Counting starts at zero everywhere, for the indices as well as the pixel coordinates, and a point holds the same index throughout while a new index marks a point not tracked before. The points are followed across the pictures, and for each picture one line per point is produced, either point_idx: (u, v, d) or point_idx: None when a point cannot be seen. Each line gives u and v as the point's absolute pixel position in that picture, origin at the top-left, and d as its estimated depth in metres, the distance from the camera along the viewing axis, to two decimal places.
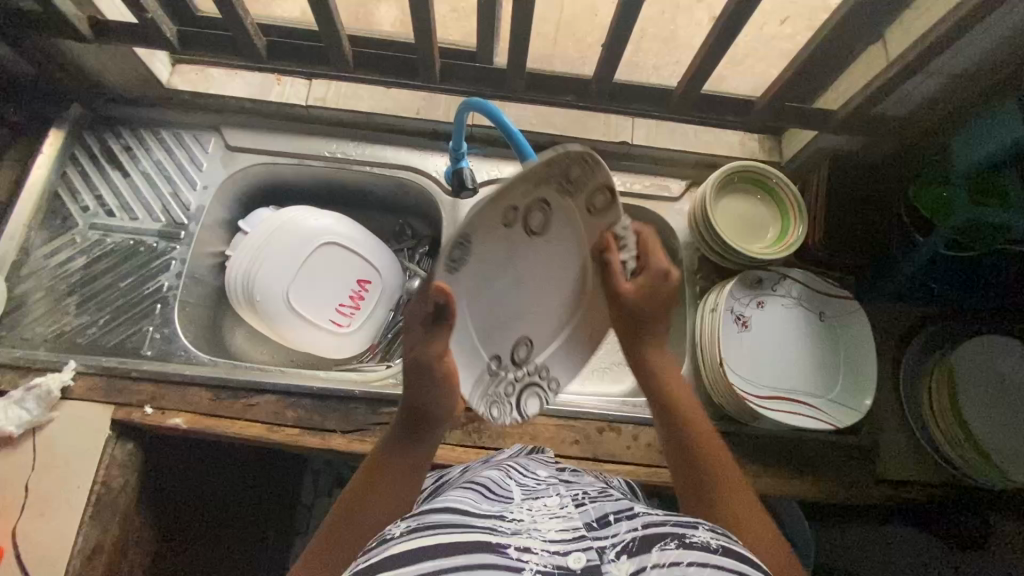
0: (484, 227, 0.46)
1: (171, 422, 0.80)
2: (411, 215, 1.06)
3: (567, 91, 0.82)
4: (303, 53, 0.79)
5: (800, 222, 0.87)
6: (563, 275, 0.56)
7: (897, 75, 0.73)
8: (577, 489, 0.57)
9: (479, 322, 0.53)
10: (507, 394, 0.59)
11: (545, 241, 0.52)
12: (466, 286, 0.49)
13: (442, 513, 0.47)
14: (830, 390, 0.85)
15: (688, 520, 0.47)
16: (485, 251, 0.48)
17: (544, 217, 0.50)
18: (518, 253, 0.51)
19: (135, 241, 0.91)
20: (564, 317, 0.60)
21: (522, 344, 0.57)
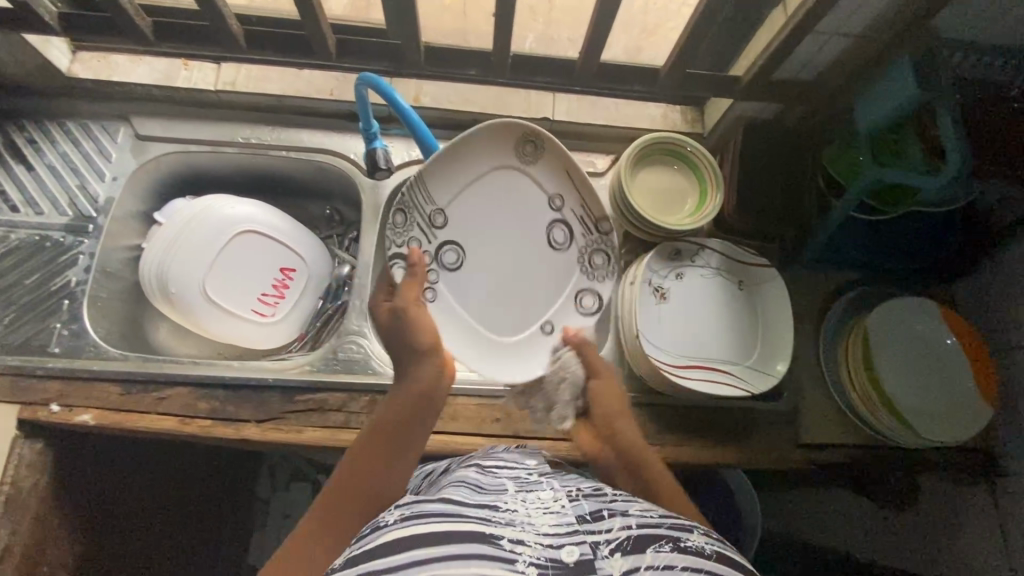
0: (569, 197, 0.84)
1: (78, 419, 0.78)
2: (338, 200, 1.05)
3: (470, 65, 0.81)
4: (192, 32, 0.76)
5: (717, 192, 0.86)
6: (508, 279, 0.83)
7: (791, 38, 0.72)
8: (570, 484, 0.60)
9: (490, 194, 0.82)
10: (417, 210, 0.80)
11: (566, 202, 0.84)
12: (553, 173, 0.83)
13: (435, 505, 0.50)
14: (748, 356, 0.86)
15: (684, 525, 0.52)
16: (557, 180, 0.84)
17: (561, 231, 0.85)
18: (548, 184, 0.84)
19: (41, 237, 0.88)
20: (512, 244, 0.83)
21: (557, 196, 0.84)
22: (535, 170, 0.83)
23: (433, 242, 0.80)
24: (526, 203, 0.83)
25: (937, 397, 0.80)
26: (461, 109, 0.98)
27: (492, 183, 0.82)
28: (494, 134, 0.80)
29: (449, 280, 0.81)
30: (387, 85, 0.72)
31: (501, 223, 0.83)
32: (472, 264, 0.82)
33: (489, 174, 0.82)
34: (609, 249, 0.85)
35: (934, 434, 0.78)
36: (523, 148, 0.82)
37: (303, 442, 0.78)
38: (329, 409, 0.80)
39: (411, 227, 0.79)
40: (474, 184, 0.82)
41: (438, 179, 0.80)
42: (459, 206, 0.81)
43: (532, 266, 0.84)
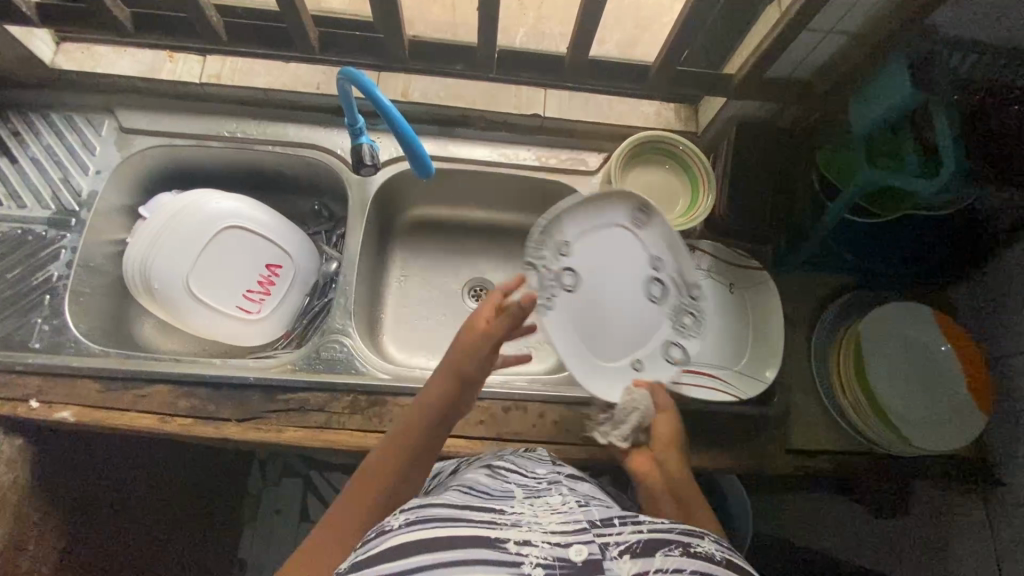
0: (678, 255, 0.80)
1: (58, 416, 0.77)
2: (327, 195, 1.03)
3: (456, 60, 0.79)
4: (172, 24, 0.74)
5: (709, 193, 0.84)
6: (608, 321, 0.77)
7: (785, 35, 0.70)
8: (578, 491, 0.60)
9: (605, 241, 0.79)
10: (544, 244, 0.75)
11: (673, 267, 0.80)
12: (669, 237, 0.79)
13: (440, 508, 0.50)
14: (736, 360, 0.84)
15: (694, 530, 0.52)
16: (670, 241, 0.79)
17: (658, 287, 0.80)
18: (658, 244, 0.80)
19: (22, 231, 0.87)
20: (621, 292, 0.79)
21: (658, 257, 0.80)
22: (648, 237, 0.79)
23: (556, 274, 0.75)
24: (635, 258, 0.79)
25: (928, 404, 0.78)
26: (451, 104, 0.97)
27: (610, 235, 0.79)
28: (616, 196, 0.78)
29: (560, 312, 0.74)
30: (368, 81, 0.71)
31: (609, 271, 0.79)
32: (586, 296, 0.77)
33: (604, 226, 0.79)
34: (697, 309, 0.82)
35: (926, 442, 0.77)
36: (635, 214, 0.79)
37: (283, 442, 0.77)
38: (310, 408, 0.79)
39: (541, 254, 0.74)
40: (600, 232, 0.78)
41: (570, 213, 0.76)
42: (580, 242, 0.77)
43: (635, 323, 0.78)
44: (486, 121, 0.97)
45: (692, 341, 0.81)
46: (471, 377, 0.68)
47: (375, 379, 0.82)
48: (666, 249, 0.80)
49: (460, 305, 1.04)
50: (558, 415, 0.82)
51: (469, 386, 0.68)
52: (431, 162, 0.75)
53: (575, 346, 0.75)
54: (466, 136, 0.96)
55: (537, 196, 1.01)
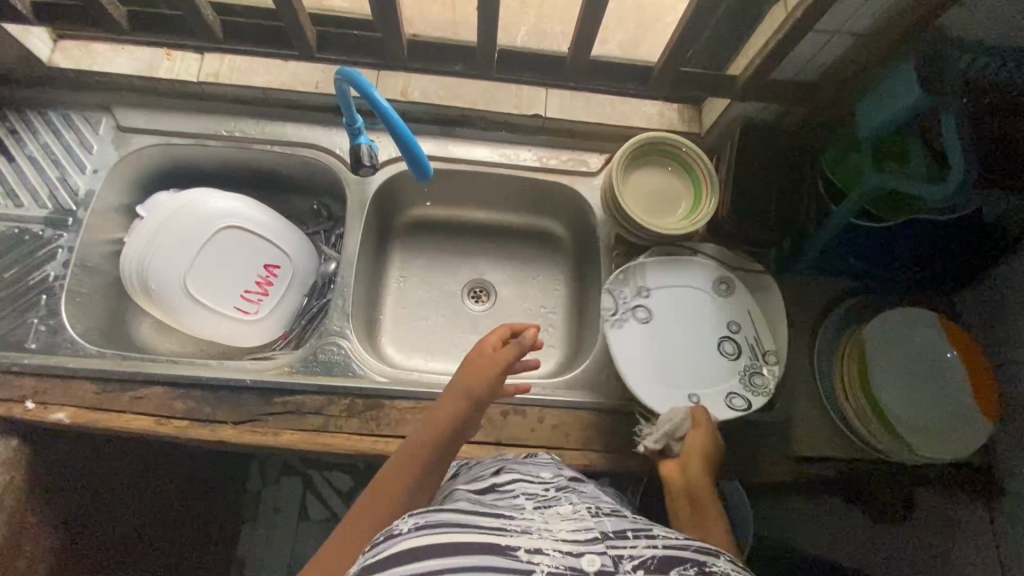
0: (753, 319, 0.83)
1: (54, 417, 0.77)
2: (326, 195, 1.02)
3: (455, 60, 0.78)
4: (168, 23, 0.73)
5: (711, 197, 0.83)
6: (677, 361, 0.82)
7: (791, 36, 0.69)
8: (589, 502, 0.59)
9: (684, 291, 0.85)
10: (630, 276, 0.85)
11: (744, 329, 0.83)
12: (745, 305, 0.84)
13: (450, 513, 0.49)
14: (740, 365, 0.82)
15: (710, 549, 0.50)
16: (743, 305, 0.84)
17: (730, 344, 0.83)
18: (736, 310, 0.84)
19: (19, 230, 0.87)
20: (690, 341, 0.83)
21: (736, 321, 0.84)
22: (729, 302, 0.84)
23: (630, 303, 0.84)
24: (713, 314, 0.84)
25: (934, 412, 0.77)
26: (451, 104, 0.96)
27: (693, 288, 0.85)
28: (710, 262, 0.86)
29: (629, 347, 0.81)
30: (366, 82, 0.70)
31: (686, 315, 0.84)
32: (656, 334, 0.83)
33: (687, 281, 0.85)
34: (772, 370, 0.80)
35: (930, 451, 0.75)
36: (722, 282, 0.85)
37: (280, 446, 0.77)
38: (307, 411, 0.79)
39: (625, 286, 0.84)
40: (682, 284, 0.85)
41: (662, 264, 0.85)
42: (665, 290, 0.85)
43: (703, 377, 0.81)
44: (487, 121, 0.96)
45: (759, 397, 0.79)
46: (481, 403, 0.71)
47: (372, 383, 0.81)
48: (742, 315, 0.84)
49: (459, 306, 1.04)
50: (557, 420, 0.82)
51: (475, 412, 0.71)
52: (430, 166, 0.75)
53: (634, 375, 0.80)
54: (466, 136, 0.95)
55: (538, 196, 1.01)
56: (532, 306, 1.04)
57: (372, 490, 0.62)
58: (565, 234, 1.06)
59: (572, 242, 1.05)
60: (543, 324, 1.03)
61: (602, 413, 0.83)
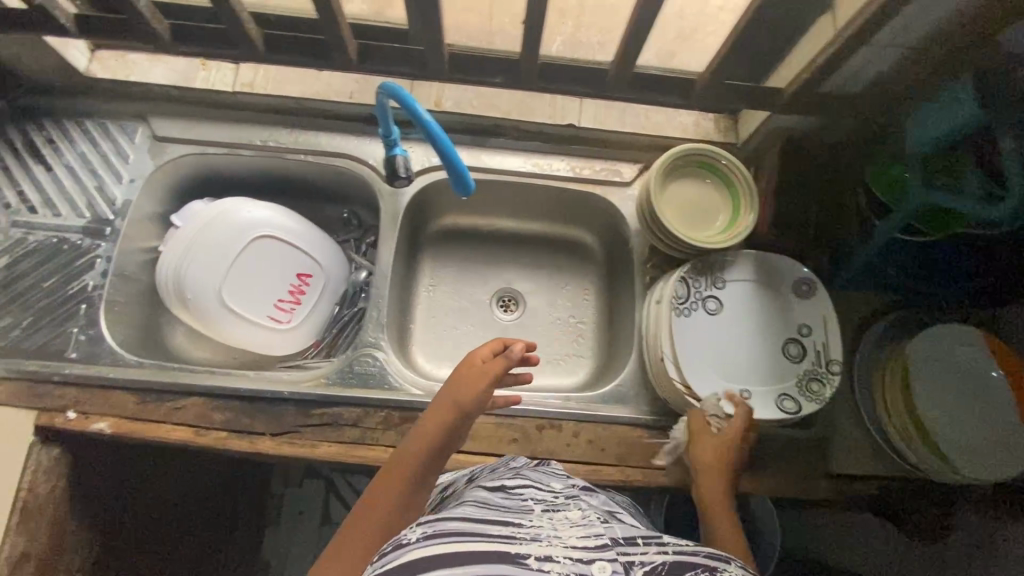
0: (819, 323, 0.82)
1: (95, 427, 0.78)
2: (356, 204, 1.03)
3: (496, 73, 0.77)
4: (209, 36, 0.73)
5: (751, 210, 0.82)
6: (739, 356, 0.81)
7: (843, 50, 0.67)
8: (597, 509, 0.59)
9: (756, 290, 0.83)
10: (707, 268, 0.84)
11: (811, 333, 0.81)
12: (815, 308, 0.82)
13: (458, 521, 0.49)
14: (790, 374, 0.80)
15: (720, 554, 0.50)
16: (813, 309, 0.82)
17: (796, 347, 0.81)
18: (805, 314, 0.82)
19: (58, 239, 0.87)
20: (755, 340, 0.82)
21: (806, 325, 0.82)
22: (804, 306, 0.82)
23: (701, 294, 0.83)
24: (781, 315, 0.83)
25: (979, 431, 0.74)
26: (485, 113, 0.95)
27: (765, 287, 0.83)
28: (786, 264, 0.83)
29: (694, 339, 0.81)
30: (408, 96, 0.70)
31: (753, 312, 0.83)
32: (722, 329, 0.82)
33: (760, 281, 0.83)
34: (833, 379, 0.79)
35: (975, 472, 0.73)
36: (800, 285, 0.82)
37: (316, 458, 0.77)
38: (344, 423, 0.79)
39: (701, 276, 0.83)
40: (753, 283, 0.83)
41: (743, 258, 0.84)
42: (743, 284, 0.83)
43: (764, 379, 0.80)
44: (519, 131, 0.96)
45: (810, 403, 0.78)
46: (469, 416, 0.72)
47: (408, 396, 0.81)
48: (810, 317, 0.82)
49: (487, 315, 1.03)
50: (593, 435, 0.81)
51: (463, 425, 0.71)
52: (471, 178, 0.72)
53: (695, 367, 0.80)
54: (499, 145, 0.95)
55: (570, 206, 1.00)
56: (560, 316, 1.04)
57: (370, 499, 0.63)
58: (595, 244, 1.05)
59: (602, 251, 1.05)
60: (572, 333, 1.03)
61: (636, 427, 0.83)
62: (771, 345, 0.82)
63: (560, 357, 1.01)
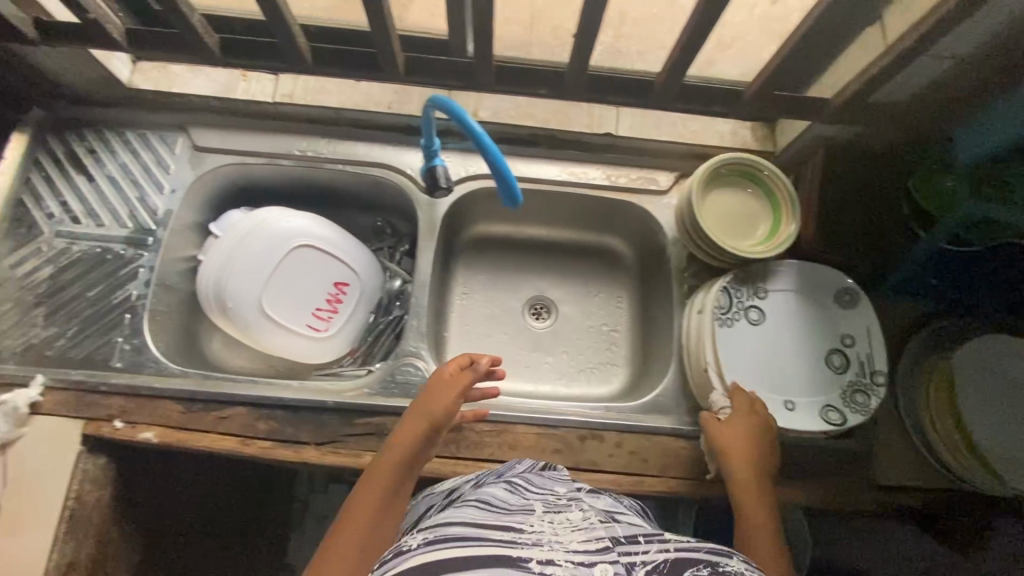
0: (861, 332, 0.81)
1: (142, 436, 0.78)
2: (391, 212, 1.03)
3: (542, 84, 0.78)
4: (259, 50, 0.74)
5: (794, 217, 0.82)
6: (782, 367, 0.81)
7: (895, 62, 0.67)
8: (601, 506, 0.58)
9: (798, 300, 0.83)
10: (748, 279, 0.83)
11: (854, 343, 0.81)
12: (857, 319, 0.82)
13: (458, 526, 0.50)
14: (833, 384, 0.80)
15: (722, 549, 0.50)
16: (854, 320, 0.82)
17: (839, 358, 0.81)
18: (848, 324, 0.82)
19: (102, 249, 0.88)
20: (797, 351, 0.82)
21: (849, 336, 0.81)
22: (847, 316, 0.82)
23: (743, 304, 0.82)
24: (824, 326, 0.82)
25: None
26: (523, 123, 0.96)
27: (807, 298, 0.83)
28: (828, 274, 0.83)
29: (736, 349, 0.81)
30: (458, 107, 0.70)
31: (796, 322, 0.83)
32: (764, 339, 0.82)
33: (802, 291, 0.83)
34: (878, 390, 0.79)
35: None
36: (842, 296, 0.82)
37: (361, 468, 0.78)
38: (388, 433, 0.79)
39: (743, 286, 0.83)
40: (795, 293, 0.83)
41: (788, 268, 0.83)
42: (786, 293, 0.83)
43: (807, 390, 0.80)
44: (555, 140, 0.96)
45: (855, 415, 0.78)
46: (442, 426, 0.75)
47: None
48: (852, 327, 0.82)
49: (521, 323, 1.03)
50: (636, 446, 0.81)
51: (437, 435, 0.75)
52: (520, 190, 0.72)
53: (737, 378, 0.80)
54: (536, 154, 0.95)
55: (605, 214, 1.00)
56: (594, 324, 1.04)
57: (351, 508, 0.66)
58: (628, 252, 1.05)
59: (636, 260, 1.04)
60: (606, 342, 1.02)
61: (679, 438, 0.82)
62: (813, 356, 0.81)
63: (595, 365, 1.01)
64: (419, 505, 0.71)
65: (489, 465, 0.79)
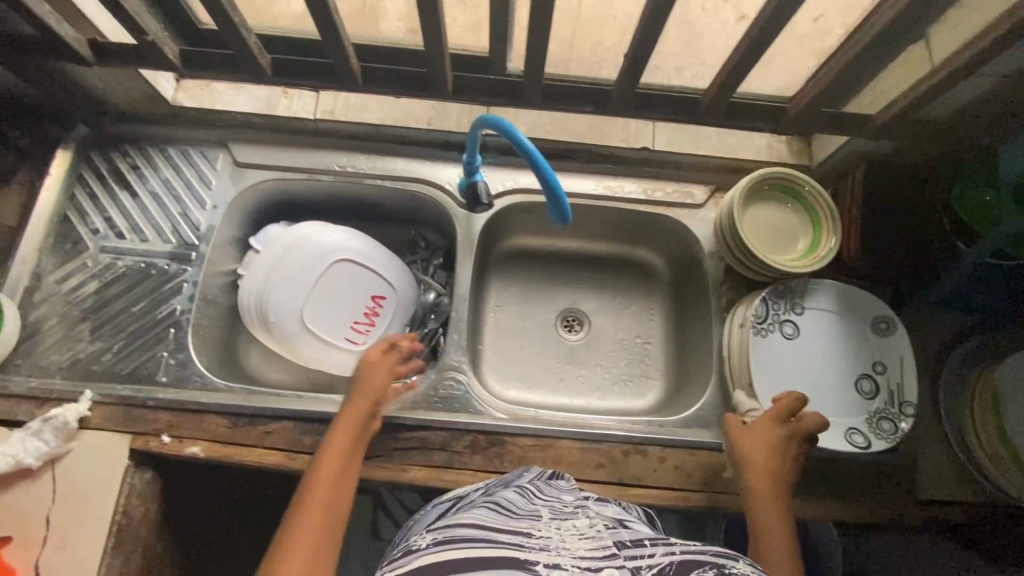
0: (892, 362, 0.81)
1: (189, 451, 0.79)
2: (425, 226, 1.04)
3: (586, 102, 0.81)
4: (312, 69, 0.76)
5: (834, 233, 0.82)
6: (812, 385, 0.81)
7: (943, 81, 0.68)
8: (608, 516, 0.57)
9: (833, 323, 0.83)
10: (789, 293, 0.83)
11: (884, 372, 0.81)
12: (888, 347, 0.82)
13: (465, 530, 0.50)
14: (863, 410, 0.80)
15: (729, 553, 0.48)
16: (885, 347, 0.82)
17: (869, 384, 0.81)
18: (879, 352, 0.82)
19: (146, 264, 0.90)
20: (829, 374, 0.82)
21: (880, 363, 0.81)
22: (881, 343, 0.82)
23: (779, 318, 0.83)
24: (857, 349, 0.82)
25: None
26: (560, 138, 0.98)
27: (842, 323, 0.83)
28: (867, 299, 0.83)
29: (770, 364, 0.81)
30: (509, 126, 0.72)
31: (830, 345, 0.83)
32: (798, 357, 0.82)
33: (839, 314, 0.83)
34: (907, 421, 0.79)
35: None
36: (878, 322, 0.82)
37: (407, 481, 0.78)
38: (432, 447, 0.80)
39: (781, 299, 0.83)
40: (831, 316, 0.83)
41: (825, 287, 0.84)
42: (822, 313, 0.83)
43: (833, 417, 0.80)
44: (591, 154, 0.97)
45: (880, 441, 0.78)
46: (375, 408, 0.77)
47: (492, 420, 0.82)
48: (882, 356, 0.82)
49: (553, 336, 1.04)
50: (680, 461, 0.81)
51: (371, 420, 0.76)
52: (570, 207, 0.73)
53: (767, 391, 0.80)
54: (572, 169, 0.96)
55: (640, 228, 1.01)
56: (627, 336, 1.04)
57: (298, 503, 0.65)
58: (661, 265, 1.05)
59: (668, 273, 1.05)
60: (640, 355, 1.02)
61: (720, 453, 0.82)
62: (845, 380, 0.81)
63: (629, 378, 1.01)
64: (423, 515, 0.68)
65: None
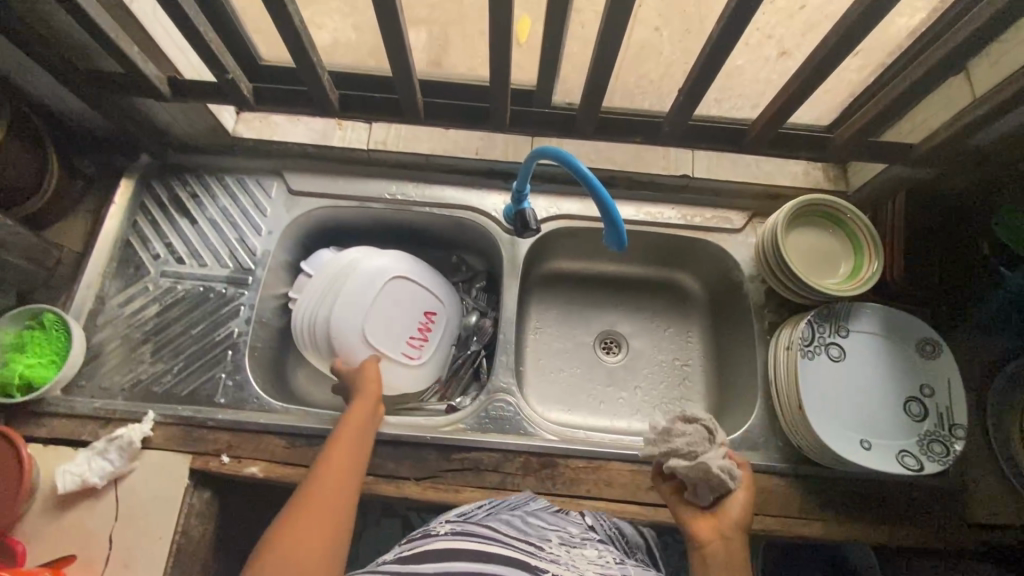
0: (939, 385, 0.82)
1: (248, 470, 0.81)
2: (466, 250, 1.06)
3: (635, 133, 0.86)
4: (375, 104, 0.83)
5: (876, 257, 0.84)
6: (861, 407, 0.82)
7: (986, 114, 0.71)
8: (612, 551, 0.59)
9: (878, 346, 0.84)
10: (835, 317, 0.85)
11: (932, 395, 0.82)
12: (934, 371, 0.83)
13: (483, 528, 0.55)
14: (912, 432, 0.81)
15: None
16: (933, 370, 0.83)
17: (917, 406, 0.82)
18: (926, 375, 0.83)
19: (204, 288, 0.93)
20: (877, 397, 0.83)
21: (928, 386, 0.82)
22: (927, 366, 0.83)
23: (826, 341, 0.84)
24: (903, 373, 0.83)
25: None
26: (601, 166, 1.01)
27: (887, 346, 0.84)
28: (910, 323, 0.85)
29: (819, 386, 0.82)
30: (571, 157, 0.76)
31: (877, 368, 0.84)
32: (845, 380, 0.83)
33: (884, 338, 0.85)
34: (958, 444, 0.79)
35: None
36: (924, 347, 0.84)
37: (460, 502, 0.79)
38: (485, 468, 0.81)
39: (826, 322, 0.85)
40: (876, 339, 0.85)
41: (870, 310, 0.85)
42: (868, 336, 0.85)
43: (884, 438, 0.81)
44: (632, 182, 1.00)
45: (932, 463, 0.78)
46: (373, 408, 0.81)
47: (543, 441, 0.83)
48: (929, 379, 0.83)
49: (593, 358, 1.05)
50: None
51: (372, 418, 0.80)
52: (626, 233, 0.76)
53: (816, 411, 0.80)
54: (614, 196, 0.99)
55: (679, 252, 1.03)
56: (666, 358, 1.05)
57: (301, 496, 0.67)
58: (698, 289, 1.07)
59: (706, 296, 1.07)
60: (680, 377, 1.03)
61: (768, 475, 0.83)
62: (893, 401, 0.82)
63: (669, 400, 1.02)
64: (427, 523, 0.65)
65: (584, 502, 0.80)
